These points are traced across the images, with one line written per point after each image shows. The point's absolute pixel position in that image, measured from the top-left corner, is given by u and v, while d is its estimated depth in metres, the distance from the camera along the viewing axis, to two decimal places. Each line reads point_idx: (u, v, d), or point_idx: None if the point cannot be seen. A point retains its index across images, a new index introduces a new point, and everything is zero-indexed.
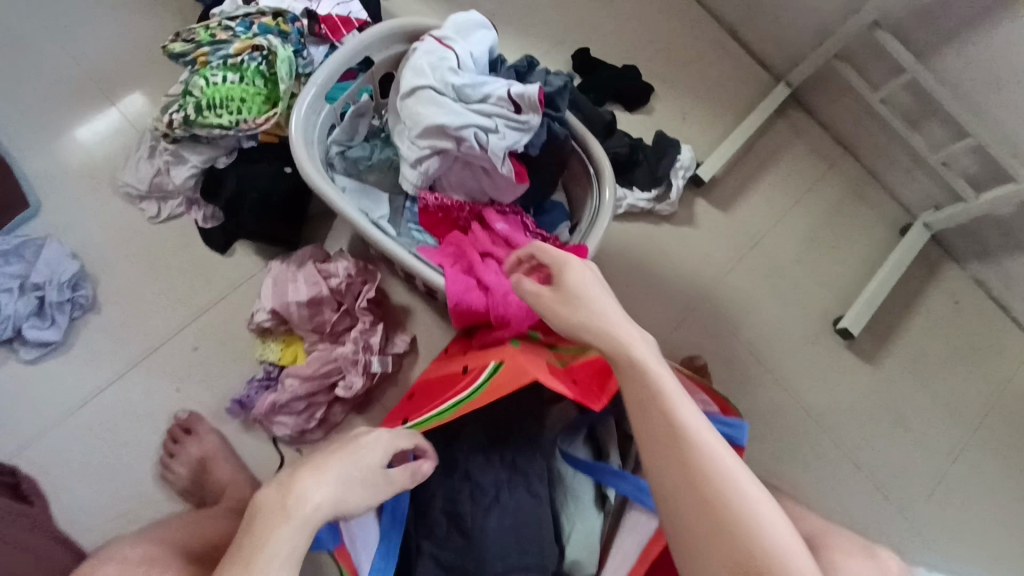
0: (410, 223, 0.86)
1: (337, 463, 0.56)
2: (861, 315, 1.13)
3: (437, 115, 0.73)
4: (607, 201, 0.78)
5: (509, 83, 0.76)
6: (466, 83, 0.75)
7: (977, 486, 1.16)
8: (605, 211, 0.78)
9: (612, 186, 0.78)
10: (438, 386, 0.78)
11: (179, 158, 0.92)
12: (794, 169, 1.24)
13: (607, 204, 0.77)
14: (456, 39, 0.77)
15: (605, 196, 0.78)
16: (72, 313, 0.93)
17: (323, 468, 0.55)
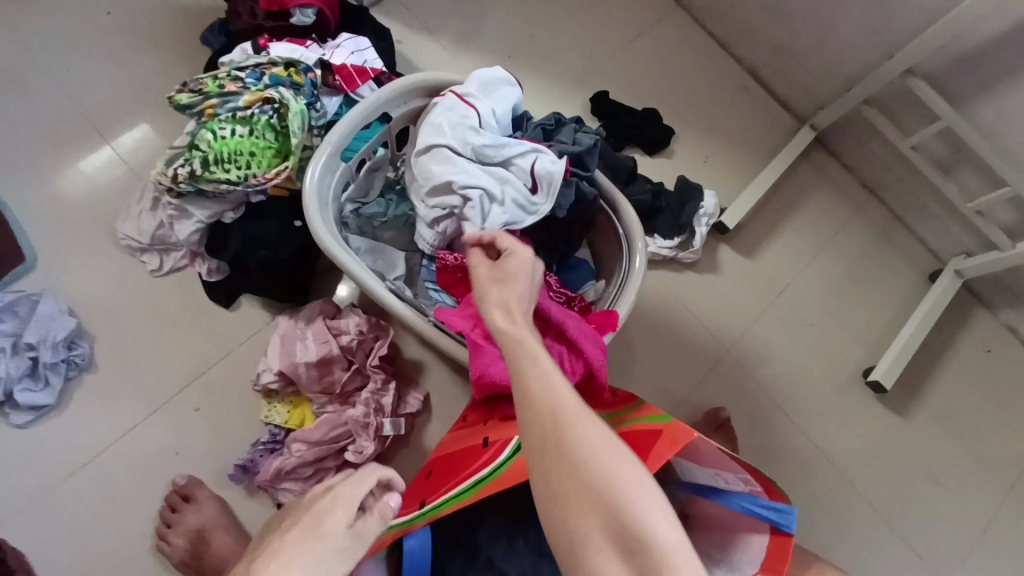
0: (427, 282, 0.81)
1: (303, 540, 0.44)
2: (894, 366, 1.08)
3: (450, 176, 0.69)
4: (637, 268, 0.74)
5: (529, 154, 0.72)
6: (486, 144, 0.71)
7: (1016, 548, 1.10)
8: (636, 276, 0.74)
9: (644, 250, 0.74)
10: (453, 465, 0.69)
11: (184, 212, 0.88)
12: (819, 214, 1.20)
13: (638, 269, 0.73)
14: (477, 99, 0.73)
15: (636, 263, 0.74)
16: (67, 373, 0.88)
17: (285, 551, 0.43)
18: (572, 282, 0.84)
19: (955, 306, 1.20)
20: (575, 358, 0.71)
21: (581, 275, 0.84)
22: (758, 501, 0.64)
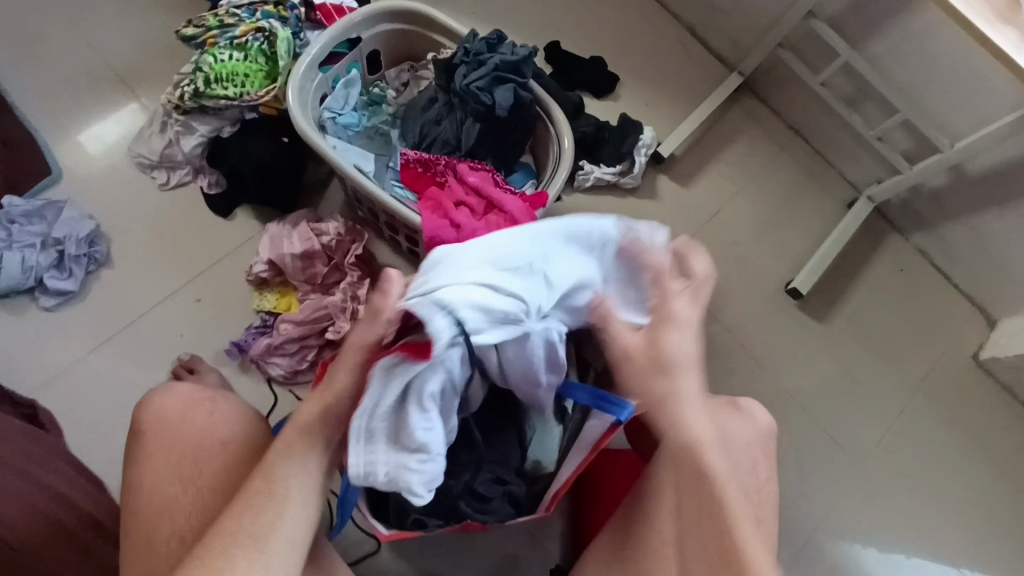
0: (393, 180, 0.97)
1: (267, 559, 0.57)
2: (810, 276, 1.26)
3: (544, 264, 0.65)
4: (567, 149, 0.90)
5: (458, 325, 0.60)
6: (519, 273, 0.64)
7: (917, 436, 1.27)
8: (565, 160, 0.89)
9: (570, 136, 0.90)
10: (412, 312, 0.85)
11: (188, 128, 1.04)
12: (748, 150, 1.36)
13: (567, 153, 0.89)
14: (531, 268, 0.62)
15: (567, 144, 0.90)
16: (88, 267, 1.03)
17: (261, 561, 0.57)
18: (518, 182, 0.99)
19: (870, 232, 1.37)
20: (511, 225, 0.85)
21: (526, 176, 0.99)
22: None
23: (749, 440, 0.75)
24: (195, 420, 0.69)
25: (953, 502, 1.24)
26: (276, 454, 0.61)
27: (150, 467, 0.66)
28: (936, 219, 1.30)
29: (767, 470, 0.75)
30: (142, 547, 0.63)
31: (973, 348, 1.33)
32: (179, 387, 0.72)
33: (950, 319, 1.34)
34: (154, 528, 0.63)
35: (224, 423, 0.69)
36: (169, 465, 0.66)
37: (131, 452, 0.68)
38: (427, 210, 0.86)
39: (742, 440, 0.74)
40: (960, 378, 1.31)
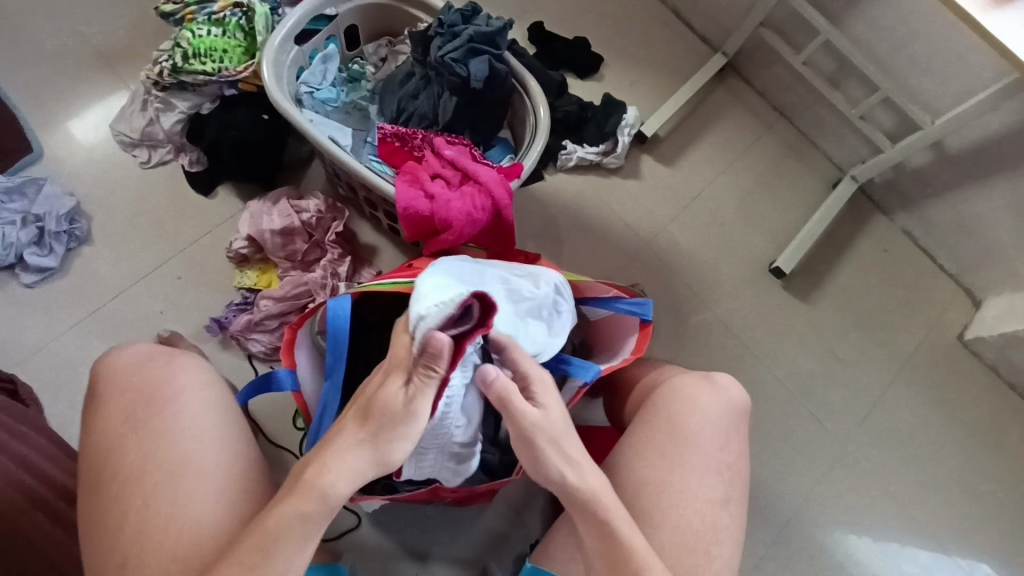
0: (370, 155, 0.96)
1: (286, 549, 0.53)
2: (793, 255, 1.26)
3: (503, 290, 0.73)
4: (543, 119, 0.91)
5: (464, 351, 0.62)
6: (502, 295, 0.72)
7: (903, 415, 1.26)
8: (541, 131, 0.90)
9: (546, 107, 0.91)
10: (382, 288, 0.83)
11: (168, 105, 1.05)
12: (732, 131, 1.36)
13: (543, 122, 0.90)
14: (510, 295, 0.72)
15: (542, 115, 0.91)
16: (69, 244, 1.04)
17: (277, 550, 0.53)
18: (496, 157, 0.99)
19: (855, 213, 1.37)
20: (485, 196, 0.85)
21: (504, 151, 1.00)
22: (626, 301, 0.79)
23: (719, 411, 0.72)
24: (141, 372, 0.70)
25: (941, 481, 1.23)
26: (291, 514, 0.54)
27: (102, 420, 0.67)
28: (921, 198, 1.30)
29: (739, 443, 0.71)
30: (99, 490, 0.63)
31: (958, 328, 1.33)
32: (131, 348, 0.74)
33: (936, 299, 1.34)
34: (107, 470, 0.63)
35: (172, 370, 0.70)
36: (118, 412, 0.67)
37: (86, 411, 0.69)
38: (402, 182, 0.86)
39: (711, 410, 0.71)
40: (947, 357, 1.31)
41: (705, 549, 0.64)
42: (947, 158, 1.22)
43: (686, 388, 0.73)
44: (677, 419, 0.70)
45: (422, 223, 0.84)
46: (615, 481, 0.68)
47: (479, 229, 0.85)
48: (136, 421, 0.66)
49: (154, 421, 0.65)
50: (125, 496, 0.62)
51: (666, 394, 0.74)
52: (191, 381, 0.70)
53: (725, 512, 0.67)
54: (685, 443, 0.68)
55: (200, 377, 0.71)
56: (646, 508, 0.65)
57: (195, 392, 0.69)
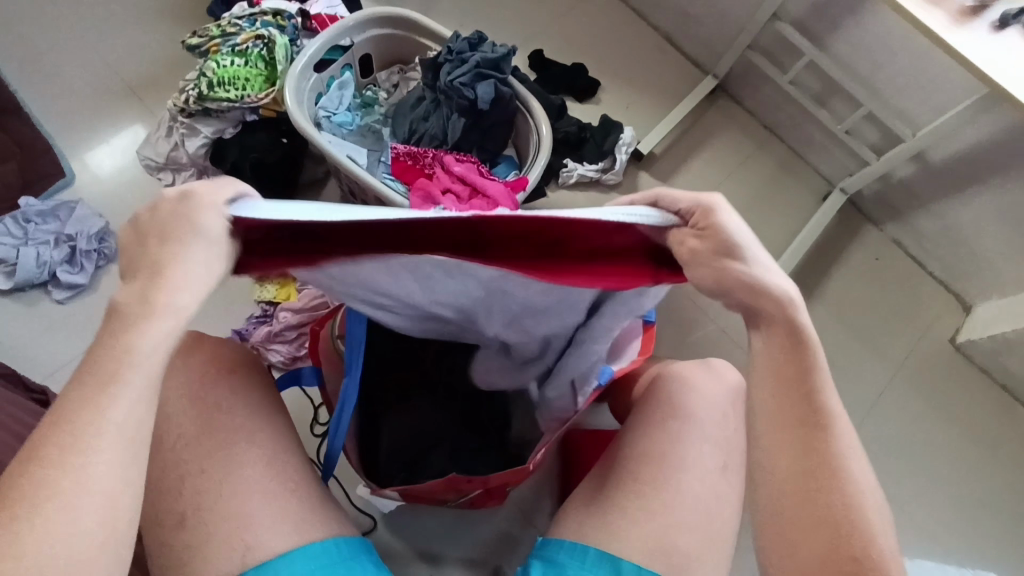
0: (384, 173, 1.03)
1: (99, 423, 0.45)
2: (788, 264, 1.31)
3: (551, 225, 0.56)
4: (545, 136, 0.97)
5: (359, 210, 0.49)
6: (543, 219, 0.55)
7: (902, 417, 1.30)
8: (545, 147, 0.96)
9: (548, 125, 0.97)
10: None
11: (193, 130, 1.12)
12: (725, 148, 1.43)
13: (546, 139, 0.96)
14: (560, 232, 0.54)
15: (544, 132, 0.97)
16: (98, 262, 1.10)
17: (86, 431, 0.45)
18: (502, 173, 1.06)
19: (846, 223, 1.43)
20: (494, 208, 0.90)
21: (509, 168, 1.06)
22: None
23: (719, 392, 0.76)
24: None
25: (943, 483, 1.26)
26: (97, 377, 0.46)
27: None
28: (909, 208, 1.36)
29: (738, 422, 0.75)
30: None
31: (950, 333, 1.37)
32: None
33: (928, 305, 1.39)
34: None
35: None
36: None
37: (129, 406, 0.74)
38: (416, 197, 0.92)
39: (711, 391, 0.75)
40: (942, 361, 1.35)
41: (710, 514, 0.67)
42: (931, 169, 1.28)
43: (683, 370, 0.78)
44: (677, 396, 0.75)
45: None
46: (621, 450, 0.72)
47: None
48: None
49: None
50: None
51: (666, 377, 0.78)
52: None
53: (726, 482, 0.70)
54: (686, 417, 0.72)
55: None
56: (651, 473, 0.69)
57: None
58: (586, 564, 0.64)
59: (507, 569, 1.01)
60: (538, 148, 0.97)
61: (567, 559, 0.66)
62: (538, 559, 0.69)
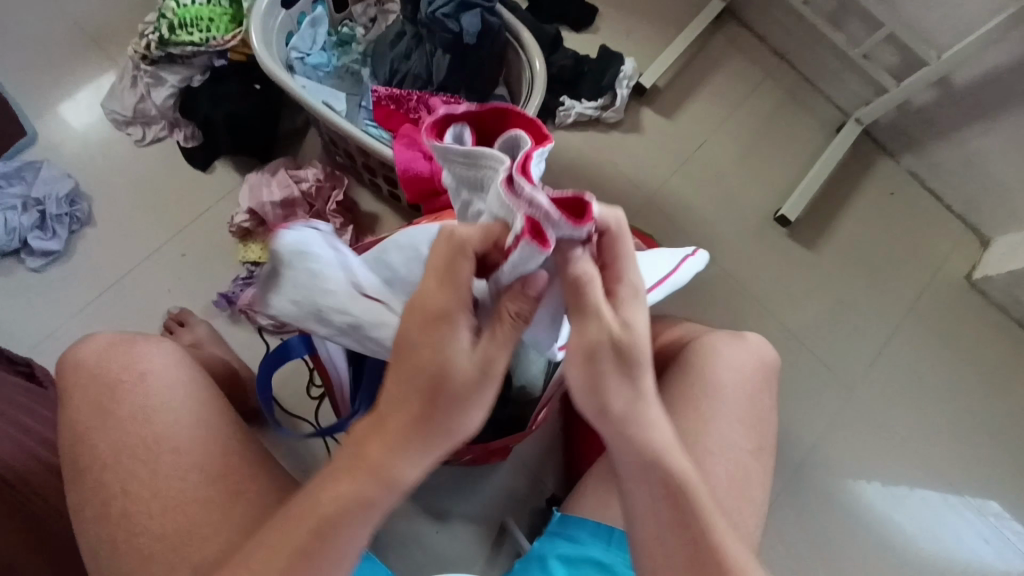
0: (366, 120, 0.96)
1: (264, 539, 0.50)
2: (798, 202, 1.25)
3: None
4: (539, 72, 0.91)
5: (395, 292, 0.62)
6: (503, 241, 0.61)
7: (915, 357, 1.26)
8: (538, 81, 0.91)
9: (542, 57, 0.91)
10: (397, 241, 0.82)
11: (158, 80, 1.06)
12: (732, 78, 1.35)
13: (539, 74, 0.90)
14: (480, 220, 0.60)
15: (537, 68, 0.91)
16: (71, 227, 1.04)
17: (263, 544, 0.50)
18: None
19: (860, 156, 1.35)
20: None
21: None
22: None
23: (750, 365, 0.72)
24: (95, 366, 0.66)
25: (954, 421, 1.24)
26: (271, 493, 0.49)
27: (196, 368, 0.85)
28: (926, 138, 1.29)
29: (768, 399, 0.72)
30: (69, 489, 0.62)
31: (966, 269, 1.32)
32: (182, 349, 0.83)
33: (945, 240, 1.33)
34: (82, 463, 0.62)
35: (135, 353, 0.66)
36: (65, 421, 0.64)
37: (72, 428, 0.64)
38: (399, 144, 0.85)
39: (739, 364, 0.71)
40: (958, 298, 1.30)
41: (736, 496, 0.65)
42: (951, 95, 1.21)
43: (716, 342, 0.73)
44: (707, 370, 0.70)
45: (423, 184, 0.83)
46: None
47: None
48: (94, 414, 0.63)
49: (116, 414, 0.63)
50: (88, 498, 0.60)
51: (691, 346, 0.74)
52: (159, 361, 0.66)
53: (755, 461, 0.67)
54: (716, 390, 0.69)
55: (172, 355, 0.68)
56: (682, 455, 0.65)
57: (165, 377, 0.65)
58: (611, 545, 0.66)
59: (514, 523, 1.01)
60: (532, 87, 0.91)
61: (589, 538, 0.66)
62: (553, 539, 0.68)
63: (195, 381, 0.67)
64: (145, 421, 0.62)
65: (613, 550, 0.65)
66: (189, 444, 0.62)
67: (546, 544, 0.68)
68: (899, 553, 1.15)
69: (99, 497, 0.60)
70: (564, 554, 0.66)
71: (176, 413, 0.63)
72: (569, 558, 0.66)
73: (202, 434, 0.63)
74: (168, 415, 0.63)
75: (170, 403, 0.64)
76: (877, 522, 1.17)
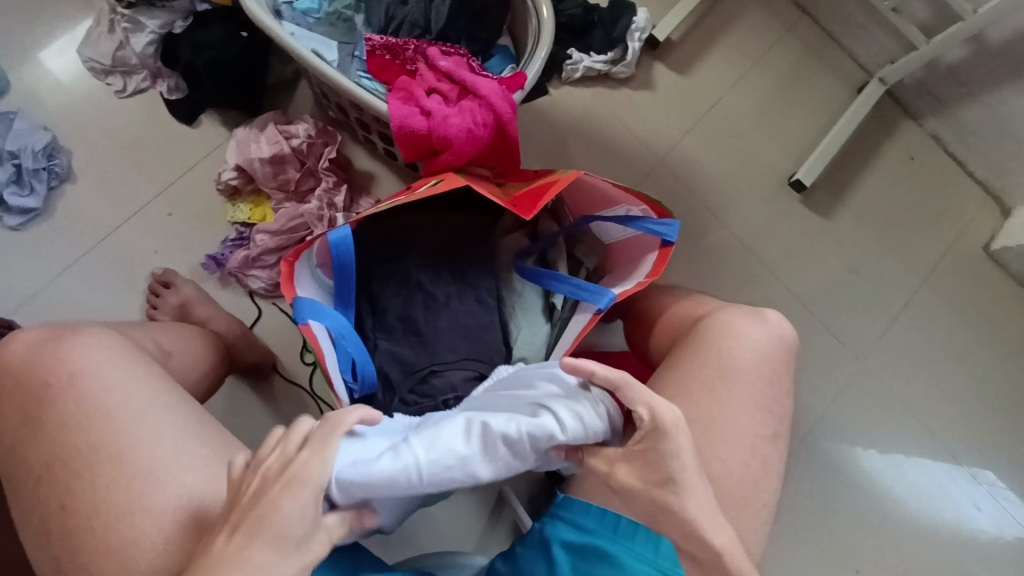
0: (359, 71, 0.89)
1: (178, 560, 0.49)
2: (815, 166, 1.19)
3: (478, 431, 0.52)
4: (547, 19, 0.85)
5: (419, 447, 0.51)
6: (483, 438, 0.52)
7: (928, 326, 1.23)
8: (546, 28, 0.84)
9: (549, 3, 0.85)
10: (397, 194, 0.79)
11: (136, 25, 1.00)
12: (751, 31, 1.27)
13: (547, 20, 0.84)
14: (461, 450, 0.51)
15: (546, 15, 0.85)
16: (50, 182, 0.99)
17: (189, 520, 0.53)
18: (497, 67, 0.93)
19: (881, 118, 1.29)
20: (486, 111, 0.79)
21: (504, 60, 0.93)
22: (573, 281, 0.75)
23: (769, 347, 0.68)
24: (42, 358, 0.62)
25: (964, 393, 1.20)
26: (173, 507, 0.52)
27: (163, 341, 0.76)
28: (953, 99, 1.23)
29: (788, 386, 0.68)
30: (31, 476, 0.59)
31: (985, 238, 1.27)
32: (124, 328, 0.73)
33: (966, 208, 1.27)
34: (36, 463, 0.59)
35: (67, 353, 0.62)
36: (15, 408, 0.61)
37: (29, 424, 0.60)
38: (395, 99, 0.80)
39: (760, 346, 0.68)
40: (976, 268, 1.26)
41: (745, 485, 0.62)
42: (985, 53, 1.14)
43: (734, 318, 0.70)
44: (725, 354, 0.66)
45: (419, 141, 0.78)
46: None
47: (482, 145, 0.78)
48: (32, 420, 0.60)
49: (52, 418, 0.59)
50: (40, 504, 0.58)
51: (707, 326, 0.70)
52: (92, 360, 0.62)
53: (771, 448, 0.65)
54: (738, 377, 0.66)
55: (106, 352, 0.63)
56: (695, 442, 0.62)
57: (103, 376, 0.61)
58: (617, 535, 0.63)
59: (512, 491, 0.99)
60: (538, 36, 0.85)
61: (596, 526, 0.64)
62: (556, 522, 0.67)
63: (135, 378, 0.62)
64: (81, 428, 0.59)
65: (621, 541, 0.62)
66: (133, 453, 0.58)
67: (550, 529, 0.66)
68: (898, 528, 1.14)
69: (45, 509, 0.58)
70: (568, 541, 0.64)
71: (114, 417, 0.59)
72: (574, 545, 0.64)
73: (145, 438, 0.59)
74: (105, 422, 0.59)
75: (108, 421, 0.59)
76: (881, 494, 1.15)
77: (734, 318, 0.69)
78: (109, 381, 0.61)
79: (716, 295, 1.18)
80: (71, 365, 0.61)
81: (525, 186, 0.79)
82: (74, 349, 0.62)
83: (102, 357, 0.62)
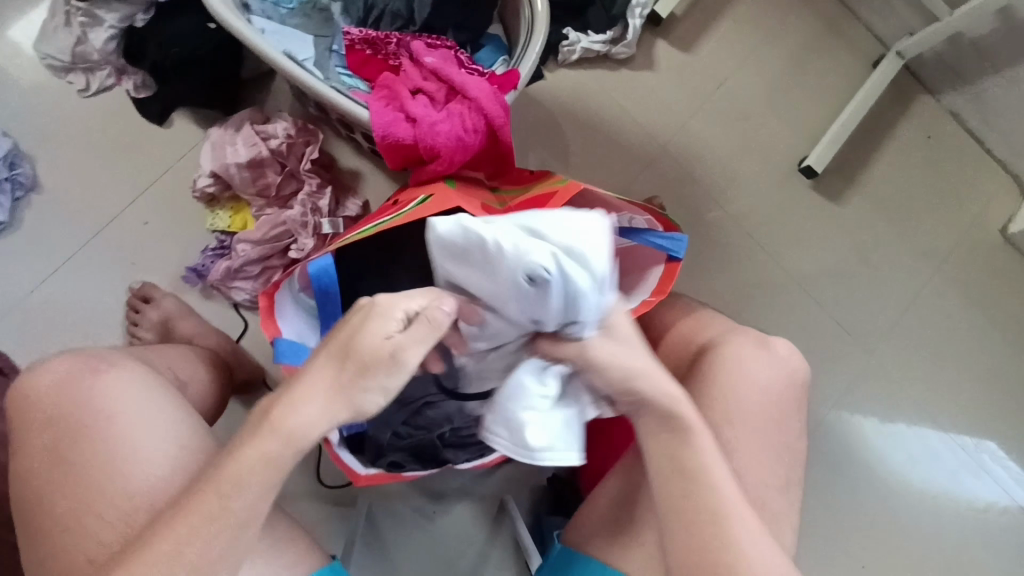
0: (337, 67, 0.81)
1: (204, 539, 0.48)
2: (826, 151, 1.12)
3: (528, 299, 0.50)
4: (541, 9, 0.77)
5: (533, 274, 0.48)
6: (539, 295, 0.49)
7: (941, 314, 1.18)
8: (541, 19, 0.77)
9: None
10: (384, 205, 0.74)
11: (94, 19, 0.92)
12: (759, 2, 1.18)
13: (542, 11, 0.76)
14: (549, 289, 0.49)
15: (539, 6, 0.77)
16: (15, 193, 0.93)
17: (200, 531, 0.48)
18: (487, 59, 0.85)
19: (896, 94, 1.21)
20: (477, 115, 0.72)
21: (495, 50, 0.86)
22: None
23: (776, 382, 0.64)
24: (64, 396, 0.59)
25: (975, 382, 1.17)
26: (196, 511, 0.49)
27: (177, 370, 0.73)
28: (973, 73, 1.16)
29: (798, 421, 0.65)
30: None
31: (1002, 221, 1.21)
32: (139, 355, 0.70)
33: (983, 188, 1.21)
34: (50, 509, 0.56)
35: (101, 388, 0.59)
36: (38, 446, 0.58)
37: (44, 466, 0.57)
38: (378, 103, 0.74)
39: (767, 382, 0.64)
40: (991, 251, 1.21)
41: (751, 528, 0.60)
42: (1011, 25, 1.07)
43: (740, 349, 0.66)
44: (728, 392, 0.63)
45: (405, 151, 0.72)
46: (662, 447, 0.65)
47: (473, 153, 0.73)
48: (54, 460, 0.57)
49: (77, 460, 0.57)
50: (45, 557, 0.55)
51: (711, 360, 0.65)
52: (128, 398, 0.59)
53: (781, 485, 0.62)
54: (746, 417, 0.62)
55: (142, 389, 0.61)
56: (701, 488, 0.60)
57: (135, 415, 0.58)
58: None
59: (513, 501, 0.97)
60: (531, 29, 0.78)
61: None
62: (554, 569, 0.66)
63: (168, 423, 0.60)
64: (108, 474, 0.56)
65: None
66: (161, 495, 0.56)
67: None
68: (904, 522, 1.12)
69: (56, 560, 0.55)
70: None
71: (150, 463, 0.57)
72: None
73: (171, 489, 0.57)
74: (134, 467, 0.56)
75: (138, 467, 0.56)
76: (890, 488, 1.13)
77: (741, 350, 0.65)
78: (141, 425, 0.58)
79: (722, 289, 1.13)
80: (105, 402, 0.59)
81: (519, 195, 0.73)
82: (107, 386, 0.60)
83: (131, 395, 0.60)
